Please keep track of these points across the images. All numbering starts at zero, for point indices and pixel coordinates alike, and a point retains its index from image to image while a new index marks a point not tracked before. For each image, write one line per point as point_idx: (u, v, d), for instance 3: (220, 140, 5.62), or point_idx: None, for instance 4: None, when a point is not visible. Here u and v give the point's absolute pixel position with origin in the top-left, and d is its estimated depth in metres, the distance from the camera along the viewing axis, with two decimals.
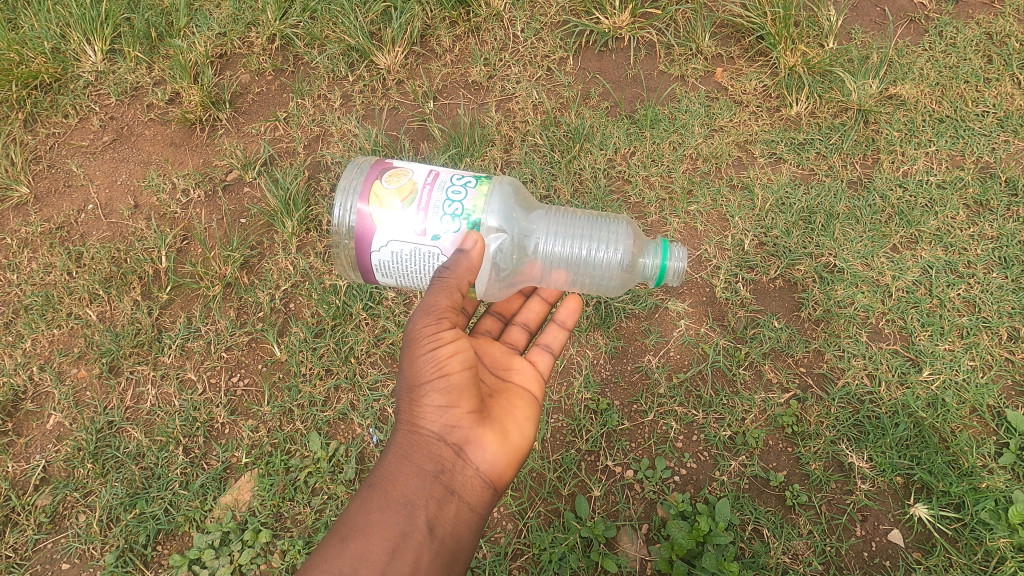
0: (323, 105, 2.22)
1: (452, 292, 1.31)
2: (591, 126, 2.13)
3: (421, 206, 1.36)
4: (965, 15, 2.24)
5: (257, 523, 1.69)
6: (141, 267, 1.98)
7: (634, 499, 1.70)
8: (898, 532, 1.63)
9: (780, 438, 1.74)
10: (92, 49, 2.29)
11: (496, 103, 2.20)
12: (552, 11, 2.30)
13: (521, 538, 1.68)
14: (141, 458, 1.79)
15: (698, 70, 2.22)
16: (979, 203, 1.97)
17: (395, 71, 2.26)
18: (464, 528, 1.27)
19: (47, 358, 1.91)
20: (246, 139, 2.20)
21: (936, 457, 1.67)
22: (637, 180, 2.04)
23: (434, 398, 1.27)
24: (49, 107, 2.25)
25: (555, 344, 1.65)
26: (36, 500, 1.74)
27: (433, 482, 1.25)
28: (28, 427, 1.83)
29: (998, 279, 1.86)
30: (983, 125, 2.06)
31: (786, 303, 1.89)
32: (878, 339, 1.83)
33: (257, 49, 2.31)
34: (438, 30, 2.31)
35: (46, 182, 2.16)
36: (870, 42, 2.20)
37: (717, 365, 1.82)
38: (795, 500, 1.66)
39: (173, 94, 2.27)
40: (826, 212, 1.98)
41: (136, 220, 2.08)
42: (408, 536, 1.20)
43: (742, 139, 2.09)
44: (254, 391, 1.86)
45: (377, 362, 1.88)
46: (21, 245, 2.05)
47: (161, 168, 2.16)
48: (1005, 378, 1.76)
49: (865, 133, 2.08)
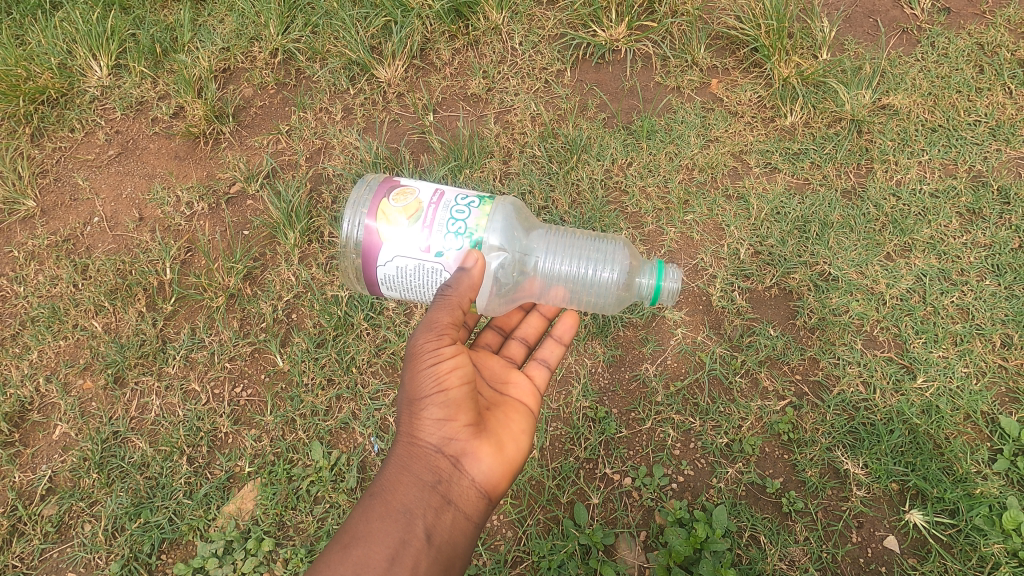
0: (325, 118, 2.26)
1: (454, 309, 1.34)
2: (589, 138, 2.16)
3: (426, 224, 1.39)
4: (957, 26, 2.27)
5: (260, 531, 1.71)
6: (146, 279, 2.01)
7: (633, 507, 1.72)
8: (894, 538, 1.64)
9: (776, 445, 1.76)
10: (98, 65, 2.34)
11: (495, 115, 2.24)
12: (550, 24, 2.34)
13: (520, 546, 1.70)
14: (146, 467, 1.82)
15: (694, 81, 2.25)
16: (972, 212, 1.99)
17: (395, 84, 2.30)
18: (461, 536, 1.29)
19: (53, 369, 1.94)
20: (249, 152, 2.23)
21: (931, 463, 1.69)
22: (634, 190, 2.07)
23: (434, 411, 1.30)
24: (56, 122, 2.29)
25: (552, 359, 1.67)
26: (43, 510, 1.77)
27: (432, 491, 1.28)
28: (34, 438, 1.86)
29: (991, 286, 1.88)
30: (975, 134, 2.09)
31: (781, 311, 1.91)
32: (873, 346, 1.85)
33: (259, 63, 2.36)
34: (438, 43, 2.35)
35: (53, 196, 2.19)
36: (862, 53, 2.23)
37: (714, 373, 1.84)
38: (791, 506, 1.68)
39: (177, 108, 2.31)
40: (821, 222, 2.00)
41: (141, 232, 2.11)
42: (407, 543, 1.22)
43: (737, 149, 2.12)
44: (257, 400, 1.89)
45: (378, 371, 1.91)
46: (28, 257, 2.08)
47: (166, 180, 2.20)
48: (999, 384, 1.78)
49: (859, 142, 2.11)
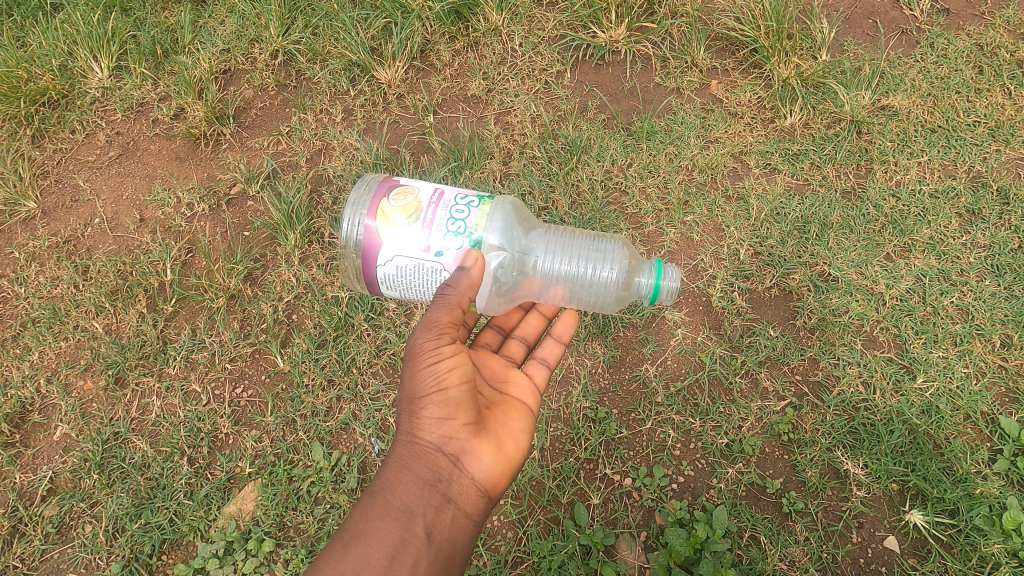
0: (325, 119, 2.27)
1: (454, 309, 1.34)
2: (589, 139, 2.16)
3: (426, 223, 1.40)
4: (956, 27, 2.28)
5: (260, 532, 1.72)
6: (146, 280, 2.01)
7: (633, 507, 1.73)
8: (894, 538, 1.64)
9: (777, 446, 1.76)
10: (99, 66, 2.34)
11: (495, 116, 2.24)
12: (550, 26, 2.34)
13: (521, 546, 1.70)
14: (146, 468, 1.82)
15: (693, 82, 2.25)
16: (972, 212, 2.00)
17: (396, 85, 2.30)
18: (460, 535, 1.29)
19: (53, 370, 1.94)
20: (249, 153, 2.23)
21: (931, 464, 1.69)
22: (634, 191, 2.08)
23: (433, 410, 1.30)
24: (57, 123, 2.30)
25: (552, 357, 1.67)
26: (43, 510, 1.77)
27: (431, 490, 1.28)
28: (35, 439, 1.86)
29: (991, 287, 1.89)
30: (975, 135, 2.09)
31: (782, 312, 1.91)
32: (873, 347, 1.85)
33: (260, 65, 2.36)
34: (438, 45, 2.36)
35: (54, 197, 2.20)
36: (862, 54, 2.24)
37: (714, 374, 1.84)
38: (792, 506, 1.68)
39: (178, 110, 2.32)
40: (820, 222, 2.01)
41: (141, 234, 2.11)
42: (407, 541, 1.22)
43: (737, 150, 2.13)
44: (258, 401, 1.89)
45: (378, 372, 1.91)
46: (29, 259, 2.09)
47: (167, 182, 2.20)
48: (999, 385, 1.78)
49: (858, 143, 2.11)
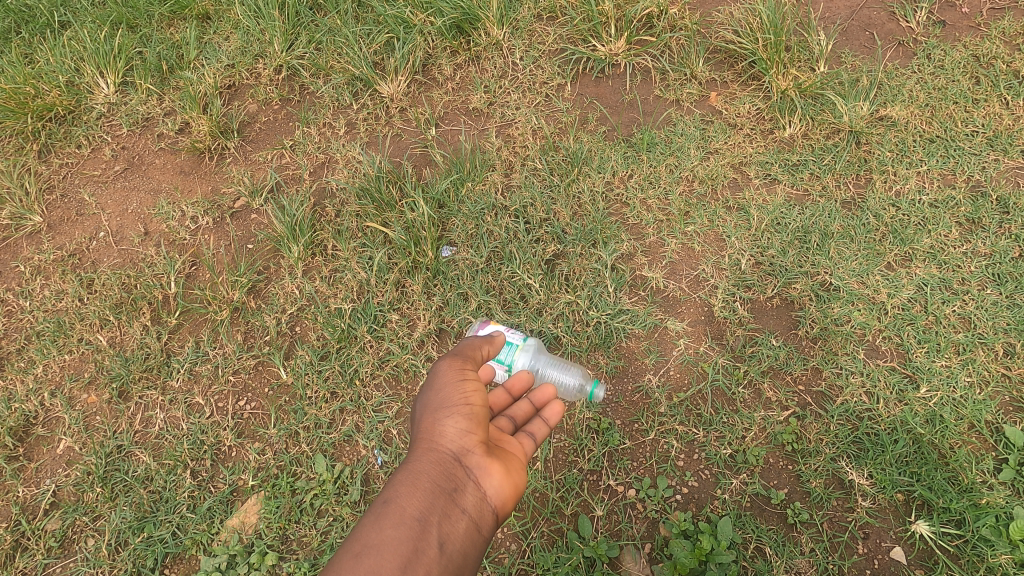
0: (328, 133, 2.29)
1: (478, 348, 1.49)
2: (590, 151, 2.18)
3: None
4: (953, 38, 2.30)
5: (263, 546, 1.70)
6: (151, 292, 2.03)
7: (637, 518, 1.72)
8: (901, 549, 1.63)
9: (780, 456, 1.76)
10: (105, 83, 2.37)
11: (496, 129, 2.26)
12: (550, 40, 2.39)
13: (524, 559, 1.69)
14: (149, 481, 1.81)
15: (693, 95, 2.27)
16: (972, 221, 2.00)
17: (398, 98, 2.33)
18: (471, 551, 1.22)
19: (58, 383, 1.95)
20: (254, 166, 2.25)
21: (936, 473, 1.68)
22: (634, 203, 2.09)
23: (456, 421, 1.32)
24: (63, 139, 2.33)
25: (540, 435, 1.52)
26: (46, 524, 1.76)
27: (448, 498, 1.22)
28: (39, 452, 1.86)
29: (993, 295, 1.88)
30: (973, 145, 2.10)
31: (784, 321, 1.91)
32: (876, 356, 1.85)
33: (264, 80, 2.39)
34: (439, 59, 2.40)
35: (60, 211, 2.22)
36: (858, 66, 2.27)
37: (717, 384, 1.84)
38: (796, 517, 1.67)
39: (183, 124, 2.34)
40: (821, 232, 2.01)
41: (147, 246, 2.13)
42: (422, 550, 1.13)
43: (737, 160, 2.14)
44: (261, 413, 1.89)
45: (382, 384, 1.90)
46: (34, 272, 2.10)
47: (172, 196, 2.22)
48: (1003, 394, 1.77)
49: (857, 153, 2.13)
